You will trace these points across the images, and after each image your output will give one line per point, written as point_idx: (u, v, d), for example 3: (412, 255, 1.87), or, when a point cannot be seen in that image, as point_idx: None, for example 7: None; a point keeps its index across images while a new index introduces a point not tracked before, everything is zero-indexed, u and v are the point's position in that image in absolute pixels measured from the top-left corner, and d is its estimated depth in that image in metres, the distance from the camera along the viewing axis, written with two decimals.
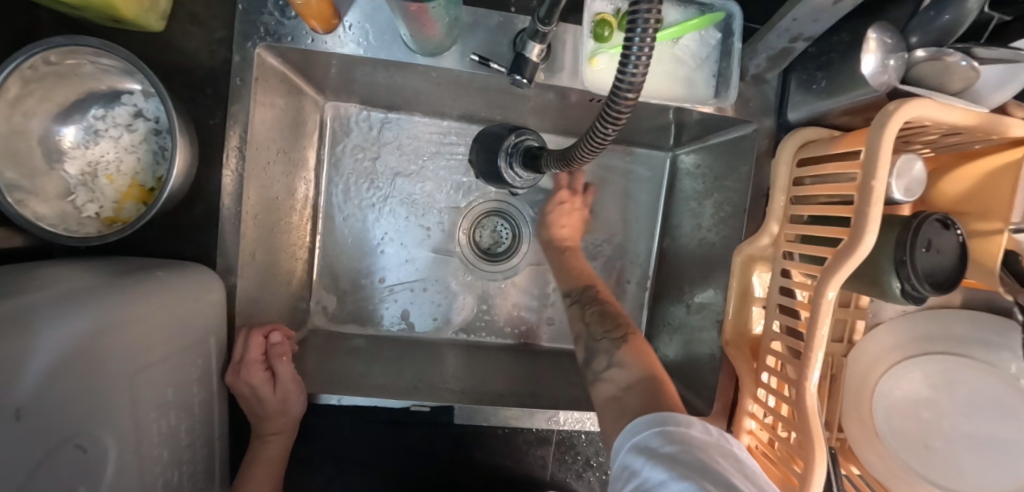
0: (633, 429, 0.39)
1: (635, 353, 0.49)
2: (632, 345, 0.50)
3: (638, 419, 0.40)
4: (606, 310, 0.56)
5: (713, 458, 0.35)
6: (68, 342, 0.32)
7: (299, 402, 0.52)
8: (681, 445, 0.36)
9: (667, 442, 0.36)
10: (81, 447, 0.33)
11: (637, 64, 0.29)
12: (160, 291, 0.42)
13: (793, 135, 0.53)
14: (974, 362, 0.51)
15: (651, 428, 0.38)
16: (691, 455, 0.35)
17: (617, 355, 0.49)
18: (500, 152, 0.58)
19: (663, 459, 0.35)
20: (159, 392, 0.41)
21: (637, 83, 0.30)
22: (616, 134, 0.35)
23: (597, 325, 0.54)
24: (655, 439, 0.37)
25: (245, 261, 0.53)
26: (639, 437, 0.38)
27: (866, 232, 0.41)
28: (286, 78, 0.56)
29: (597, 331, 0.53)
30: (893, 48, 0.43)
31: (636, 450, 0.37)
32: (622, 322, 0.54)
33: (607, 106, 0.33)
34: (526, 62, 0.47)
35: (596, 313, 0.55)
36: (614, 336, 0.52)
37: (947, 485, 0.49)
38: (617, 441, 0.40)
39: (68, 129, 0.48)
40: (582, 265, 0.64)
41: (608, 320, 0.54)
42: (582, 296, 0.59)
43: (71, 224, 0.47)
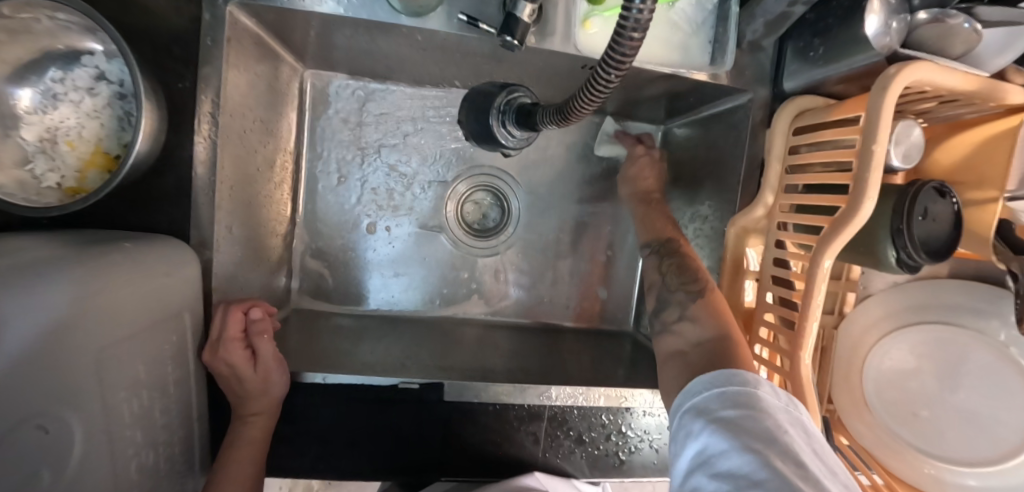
0: (696, 388, 0.39)
1: (710, 308, 0.48)
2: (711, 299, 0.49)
3: (703, 376, 0.39)
4: (684, 264, 0.54)
5: (782, 427, 0.33)
6: (20, 315, 0.29)
7: (280, 382, 0.49)
8: (742, 409, 0.34)
9: (729, 403, 0.35)
10: (43, 428, 0.31)
11: (643, 7, 0.26)
12: (126, 264, 0.39)
13: (787, 107, 0.52)
14: (963, 330, 0.51)
15: (712, 389, 0.37)
16: (753, 419, 0.33)
17: (691, 309, 0.49)
18: (491, 110, 0.55)
19: (723, 422, 0.34)
20: (129, 371, 0.38)
21: (644, 22, 0.26)
22: (621, 78, 0.32)
23: (675, 277, 0.53)
24: (716, 401, 0.36)
25: (223, 234, 0.51)
26: (700, 398, 0.38)
27: (866, 200, 0.41)
28: (262, 41, 0.53)
29: (673, 284, 0.53)
30: (897, 9, 0.42)
31: (696, 411, 0.37)
32: (702, 276, 0.52)
33: (611, 47, 0.29)
34: (516, 23, 0.45)
35: (674, 266, 0.55)
36: (692, 289, 0.51)
37: (935, 453, 0.49)
38: (677, 399, 0.40)
39: (25, 92, 0.45)
40: (661, 217, 0.62)
41: (687, 272, 0.53)
42: (661, 246, 0.59)
43: (30, 194, 0.44)
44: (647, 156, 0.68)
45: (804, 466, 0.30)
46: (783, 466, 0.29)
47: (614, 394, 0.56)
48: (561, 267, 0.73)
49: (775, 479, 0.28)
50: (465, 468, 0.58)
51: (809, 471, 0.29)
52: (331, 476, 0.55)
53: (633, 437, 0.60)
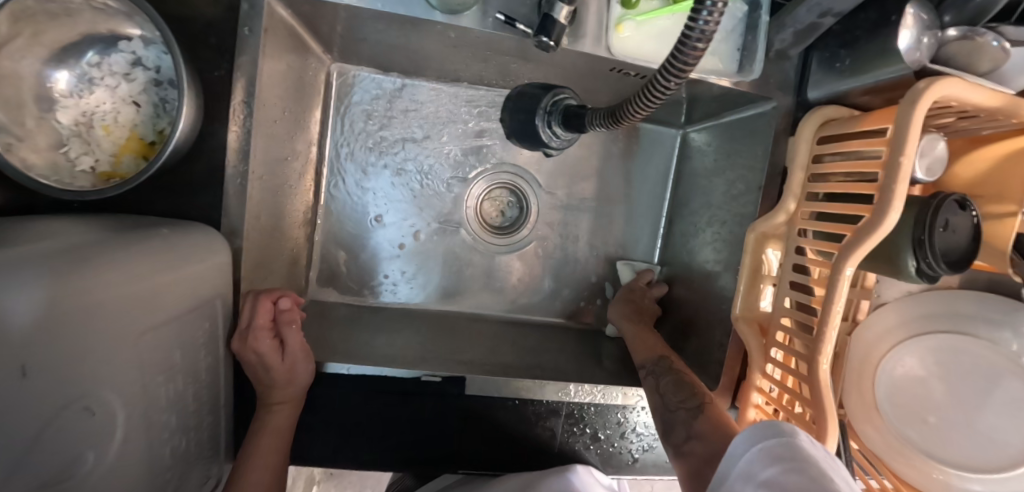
0: (735, 451, 0.38)
1: (715, 424, 0.48)
2: (711, 415, 0.49)
3: (739, 436, 0.39)
4: (681, 379, 0.54)
5: (824, 473, 0.33)
6: (60, 296, 0.29)
7: (306, 369, 0.50)
8: (786, 466, 0.34)
9: (772, 463, 0.35)
10: (89, 409, 0.31)
11: (712, 13, 0.27)
12: (165, 250, 0.39)
13: (814, 113, 0.53)
14: (976, 340, 0.53)
15: (751, 450, 0.37)
16: (798, 473, 0.33)
17: (696, 426, 0.48)
18: (538, 111, 0.55)
19: (772, 484, 0.33)
20: (166, 356, 0.39)
21: (710, 33, 0.28)
22: (679, 87, 0.33)
23: (673, 395, 0.52)
24: (758, 461, 0.36)
25: (250, 224, 0.51)
26: (742, 462, 0.37)
27: (890, 211, 0.42)
28: (294, 33, 0.53)
29: (673, 403, 0.51)
30: (929, 25, 0.43)
31: (742, 476, 0.36)
32: (698, 390, 0.52)
33: (672, 58, 0.30)
34: (553, 24, 0.46)
35: (671, 383, 0.53)
36: (691, 406, 0.50)
37: (943, 457, 0.50)
38: (720, 467, 0.39)
39: (61, 74, 0.45)
40: (649, 335, 0.63)
41: (683, 387, 0.53)
42: (656, 366, 0.57)
43: (63, 177, 0.44)
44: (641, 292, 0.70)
45: None
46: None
47: (630, 391, 0.58)
48: (576, 267, 0.74)
49: None
50: (481, 461, 0.58)
51: None
52: (349, 466, 0.55)
53: (647, 435, 0.61)
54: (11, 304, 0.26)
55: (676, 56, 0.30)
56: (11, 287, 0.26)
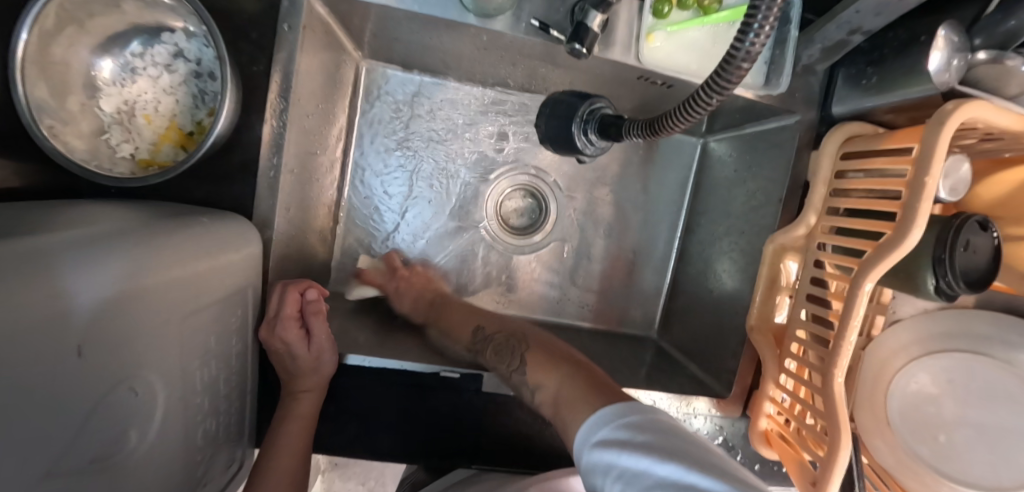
0: (597, 422, 0.37)
1: (540, 363, 0.49)
2: (536, 360, 0.49)
3: (602, 410, 0.38)
4: (502, 343, 0.54)
5: (683, 440, 0.34)
6: (115, 278, 0.30)
7: (331, 360, 0.51)
8: (651, 436, 0.34)
9: (634, 434, 0.34)
10: (133, 389, 0.32)
11: (759, 34, 0.28)
12: (205, 238, 0.40)
13: (837, 130, 0.54)
14: (992, 360, 0.53)
15: (614, 423, 0.36)
16: (663, 440, 0.33)
17: (531, 377, 0.48)
18: (575, 119, 0.55)
19: (638, 448, 0.33)
20: (203, 341, 0.40)
21: (755, 53, 0.29)
22: (718, 104, 0.34)
23: (504, 362, 0.52)
24: (622, 434, 0.35)
25: (281, 215, 0.52)
26: (605, 431, 0.36)
27: (913, 229, 0.42)
28: (329, 30, 0.54)
29: (506, 370, 0.52)
30: (960, 47, 0.43)
31: (603, 445, 0.35)
32: (518, 346, 0.53)
33: (715, 75, 0.32)
34: (586, 32, 0.47)
35: (496, 352, 0.54)
36: (518, 364, 0.50)
37: (953, 475, 0.51)
38: (578, 435, 0.38)
39: (106, 63, 0.46)
40: (462, 310, 0.63)
41: (508, 350, 0.53)
42: (476, 343, 0.57)
43: (104, 162, 0.45)
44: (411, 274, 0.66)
45: (713, 466, 0.31)
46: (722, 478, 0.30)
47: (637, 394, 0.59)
48: (592, 272, 0.75)
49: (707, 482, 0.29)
50: (494, 457, 0.59)
51: (719, 468, 0.31)
52: (366, 456, 0.56)
53: None
54: (69, 285, 0.27)
55: (720, 74, 0.31)
56: (68, 268, 0.27)
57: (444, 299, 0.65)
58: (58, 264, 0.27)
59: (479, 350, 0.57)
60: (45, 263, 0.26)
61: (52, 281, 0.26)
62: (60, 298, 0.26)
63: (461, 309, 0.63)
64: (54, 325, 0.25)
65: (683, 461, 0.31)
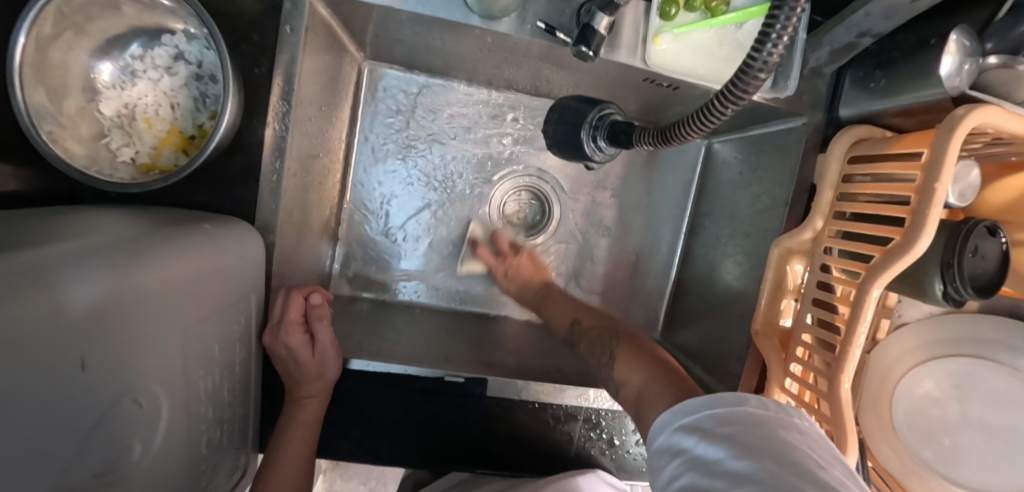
0: (683, 409, 0.35)
1: (631, 359, 0.51)
2: (624, 359, 0.52)
3: (692, 399, 0.36)
4: (596, 338, 0.58)
5: (777, 434, 0.30)
6: (116, 290, 0.29)
7: (335, 366, 0.51)
8: (734, 426, 0.31)
9: (720, 424, 0.32)
10: (137, 401, 0.32)
11: (777, 44, 0.27)
12: (208, 245, 0.40)
13: (843, 137, 0.53)
14: (998, 365, 0.53)
15: (701, 411, 0.34)
16: (749, 432, 0.30)
17: (620, 374, 0.51)
18: (584, 125, 0.54)
19: (718, 438, 0.31)
20: (207, 349, 0.40)
21: (772, 64, 0.29)
22: (732, 113, 0.33)
23: (600, 354, 0.55)
24: (705, 422, 0.33)
25: (284, 219, 0.51)
26: (690, 419, 0.34)
27: (923, 235, 0.42)
28: (331, 30, 0.54)
29: (597, 363, 0.55)
30: (972, 52, 0.43)
31: (685, 430, 0.33)
32: (612, 339, 0.56)
33: (729, 85, 0.31)
34: (593, 34, 0.46)
35: (593, 343, 0.57)
36: (608, 359, 0.54)
37: (955, 479, 0.51)
38: (662, 419, 0.36)
39: (105, 66, 0.46)
40: (565, 300, 0.64)
41: (605, 342, 0.56)
42: (576, 331, 0.60)
43: (104, 168, 0.45)
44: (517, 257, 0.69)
45: (800, 465, 0.26)
46: (791, 478, 0.25)
47: None
48: (597, 273, 0.75)
49: (772, 478, 0.25)
50: (498, 461, 0.59)
51: (808, 471, 0.26)
52: (368, 460, 0.56)
53: None
54: (74, 299, 0.26)
55: (738, 82, 0.31)
56: (68, 281, 0.26)
57: (546, 288, 0.66)
58: (59, 278, 0.26)
59: (577, 340, 0.60)
60: (48, 276, 0.26)
61: (52, 295, 0.25)
62: (62, 312, 0.25)
63: (565, 298, 0.64)
64: (55, 340, 0.25)
65: (760, 455, 0.28)
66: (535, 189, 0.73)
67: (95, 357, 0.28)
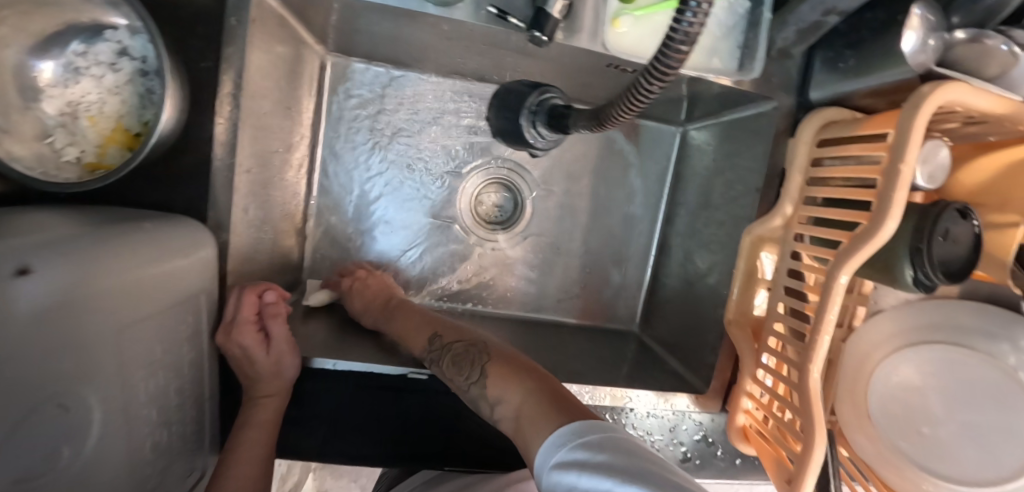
0: (554, 442, 0.35)
1: (500, 375, 0.43)
2: (497, 372, 0.43)
3: (561, 429, 0.35)
4: (460, 353, 0.47)
5: (644, 459, 0.32)
6: (37, 290, 0.28)
7: (293, 365, 0.50)
8: (608, 452, 0.32)
9: (595, 452, 0.32)
10: (63, 406, 0.31)
11: (696, 13, 0.26)
12: (148, 244, 0.39)
13: (814, 116, 0.52)
14: (974, 352, 0.51)
15: (574, 441, 0.34)
16: (621, 457, 0.31)
17: (492, 394, 0.42)
18: (522, 110, 0.54)
19: (597, 469, 0.31)
20: (146, 351, 0.38)
21: (693, 35, 0.27)
22: (659, 92, 0.33)
23: (459, 376, 0.46)
24: (581, 451, 0.33)
25: (238, 217, 0.50)
26: (563, 452, 0.33)
27: (888, 218, 0.40)
28: (284, 22, 0.52)
29: (462, 383, 0.46)
30: (935, 26, 0.41)
31: (563, 467, 0.32)
32: (476, 356, 0.46)
33: (657, 59, 0.30)
34: (546, 19, 0.45)
35: (452, 362, 0.47)
36: (473, 378, 0.44)
37: (932, 468, 0.49)
38: (538, 458, 0.35)
39: (46, 64, 0.44)
40: (417, 318, 0.56)
41: (462, 364, 0.46)
42: (431, 350, 0.50)
43: (49, 168, 0.43)
44: (364, 274, 0.64)
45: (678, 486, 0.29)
46: None
47: (619, 393, 0.56)
48: (573, 266, 0.73)
49: None
50: (467, 458, 0.58)
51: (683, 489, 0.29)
52: (339, 460, 0.55)
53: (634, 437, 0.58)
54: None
55: (661, 59, 0.30)
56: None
57: (393, 300, 0.60)
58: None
59: (434, 359, 0.50)
60: None
61: None
62: None
63: (412, 314, 0.56)
64: None
65: (644, 480, 0.29)
66: (506, 181, 0.72)
67: (12, 360, 0.26)
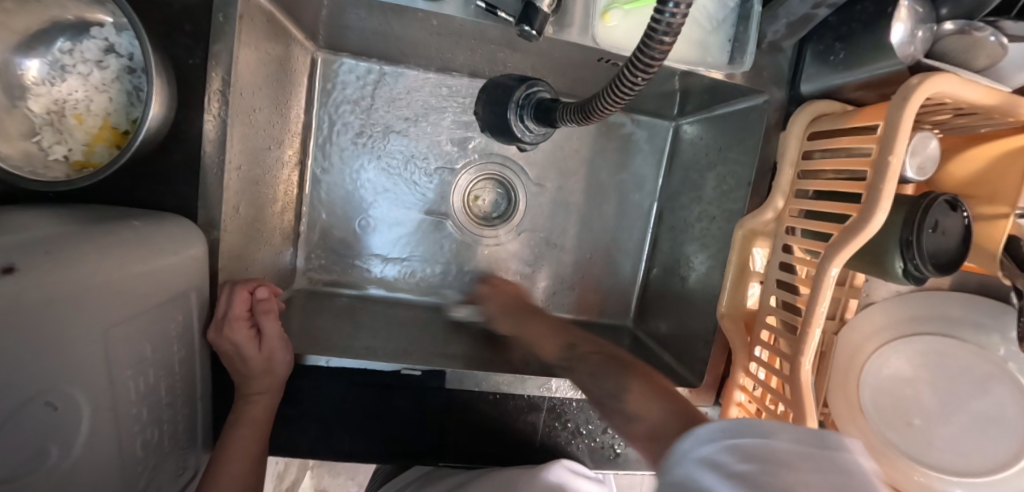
0: (704, 436, 0.26)
1: (647, 391, 0.46)
2: (636, 389, 0.47)
3: (707, 425, 0.27)
4: (599, 368, 0.53)
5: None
6: (19, 291, 0.27)
7: (284, 361, 0.50)
8: (763, 463, 0.23)
9: (750, 461, 0.23)
10: (51, 405, 0.30)
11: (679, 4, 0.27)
12: (136, 243, 0.38)
13: (804, 110, 0.52)
14: (964, 343, 0.52)
15: (721, 441, 0.25)
16: (792, 478, 0.21)
17: (630, 408, 0.45)
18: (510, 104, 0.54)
19: (743, 480, 0.22)
20: (136, 350, 0.38)
21: (677, 26, 0.28)
22: (644, 84, 0.33)
23: (598, 387, 0.50)
24: (725, 455, 0.24)
25: (229, 215, 0.50)
26: (707, 449, 0.25)
27: (878, 210, 0.40)
28: (272, 18, 0.51)
29: (597, 394, 0.50)
30: (923, 18, 0.42)
31: (702, 464, 0.24)
32: (628, 370, 0.51)
33: (640, 51, 0.30)
34: (535, 12, 0.44)
35: (590, 375, 0.53)
36: (613, 390, 0.48)
37: (921, 459, 0.50)
38: (674, 449, 0.27)
39: (32, 62, 0.44)
40: (549, 328, 0.62)
41: (603, 375, 0.52)
42: (568, 361, 0.57)
43: (37, 166, 0.43)
44: (504, 284, 0.67)
45: None
46: None
47: None
48: (567, 262, 0.74)
49: None
50: (461, 453, 0.58)
51: None
52: (330, 456, 0.56)
53: None
54: None
55: (643, 50, 0.30)
56: None
57: (524, 305, 0.65)
58: None
59: (573, 369, 0.56)
60: None
61: None
62: None
63: (541, 322, 0.62)
64: None
65: None
66: (499, 177, 0.72)
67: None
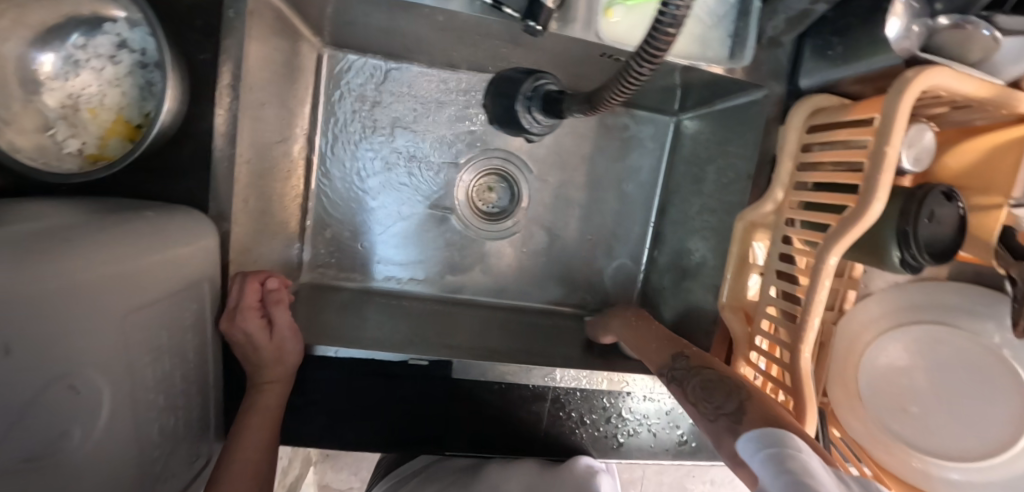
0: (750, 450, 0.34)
1: (766, 410, 0.37)
2: (752, 406, 0.39)
3: (751, 438, 0.35)
4: (710, 380, 0.44)
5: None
6: (42, 276, 0.28)
7: (294, 350, 0.51)
8: (786, 470, 0.30)
9: (774, 469, 0.31)
10: (74, 387, 0.31)
11: None
12: (151, 233, 0.39)
13: (805, 101, 0.53)
14: (958, 330, 0.53)
15: (765, 451, 0.33)
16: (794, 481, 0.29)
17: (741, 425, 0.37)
18: (518, 97, 0.57)
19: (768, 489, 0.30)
20: (153, 337, 0.39)
21: (682, 18, 0.29)
22: (650, 74, 0.34)
23: (705, 402, 0.43)
24: (764, 465, 0.32)
25: (239, 208, 0.51)
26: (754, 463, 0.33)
27: (875, 200, 0.41)
28: (280, 14, 0.52)
29: (709, 411, 0.42)
30: (918, 13, 0.44)
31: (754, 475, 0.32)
32: (739, 384, 0.43)
33: (646, 42, 0.31)
34: (540, 8, 0.46)
35: (699, 388, 0.44)
36: (728, 409, 0.40)
37: (921, 446, 0.51)
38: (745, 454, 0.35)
39: (47, 57, 0.44)
40: (660, 342, 0.55)
41: (714, 389, 0.43)
42: (675, 373, 0.49)
43: (50, 159, 0.44)
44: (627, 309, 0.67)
45: None
46: None
47: (615, 377, 0.58)
48: (570, 256, 0.75)
49: None
50: (466, 442, 0.60)
51: None
52: (334, 446, 0.57)
53: (632, 420, 0.61)
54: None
55: (650, 42, 0.31)
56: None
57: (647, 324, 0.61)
58: None
59: (678, 380, 0.48)
60: None
61: None
62: None
63: (656, 333, 0.57)
64: None
65: None
66: (501, 173, 0.73)
67: (20, 341, 0.27)
